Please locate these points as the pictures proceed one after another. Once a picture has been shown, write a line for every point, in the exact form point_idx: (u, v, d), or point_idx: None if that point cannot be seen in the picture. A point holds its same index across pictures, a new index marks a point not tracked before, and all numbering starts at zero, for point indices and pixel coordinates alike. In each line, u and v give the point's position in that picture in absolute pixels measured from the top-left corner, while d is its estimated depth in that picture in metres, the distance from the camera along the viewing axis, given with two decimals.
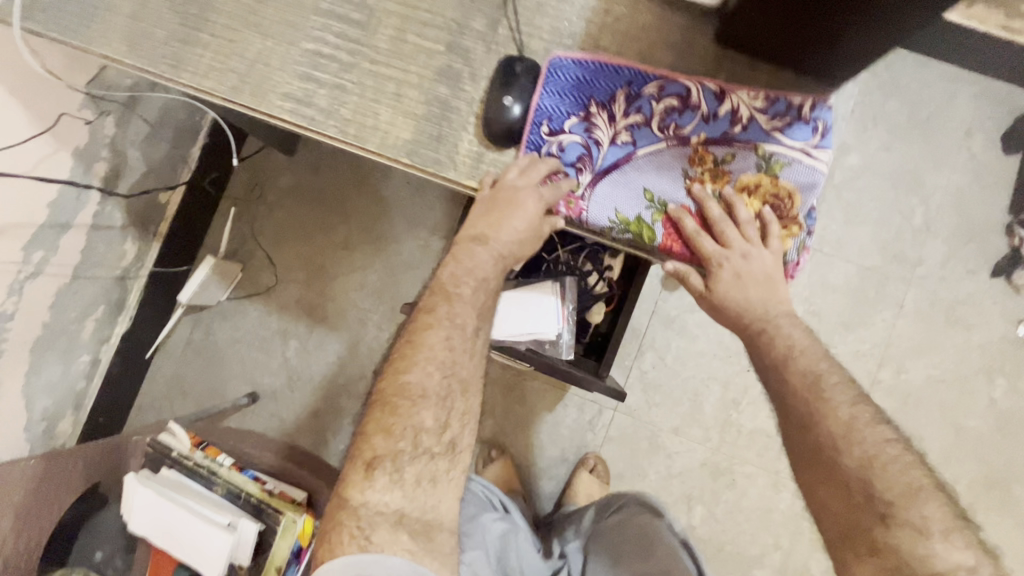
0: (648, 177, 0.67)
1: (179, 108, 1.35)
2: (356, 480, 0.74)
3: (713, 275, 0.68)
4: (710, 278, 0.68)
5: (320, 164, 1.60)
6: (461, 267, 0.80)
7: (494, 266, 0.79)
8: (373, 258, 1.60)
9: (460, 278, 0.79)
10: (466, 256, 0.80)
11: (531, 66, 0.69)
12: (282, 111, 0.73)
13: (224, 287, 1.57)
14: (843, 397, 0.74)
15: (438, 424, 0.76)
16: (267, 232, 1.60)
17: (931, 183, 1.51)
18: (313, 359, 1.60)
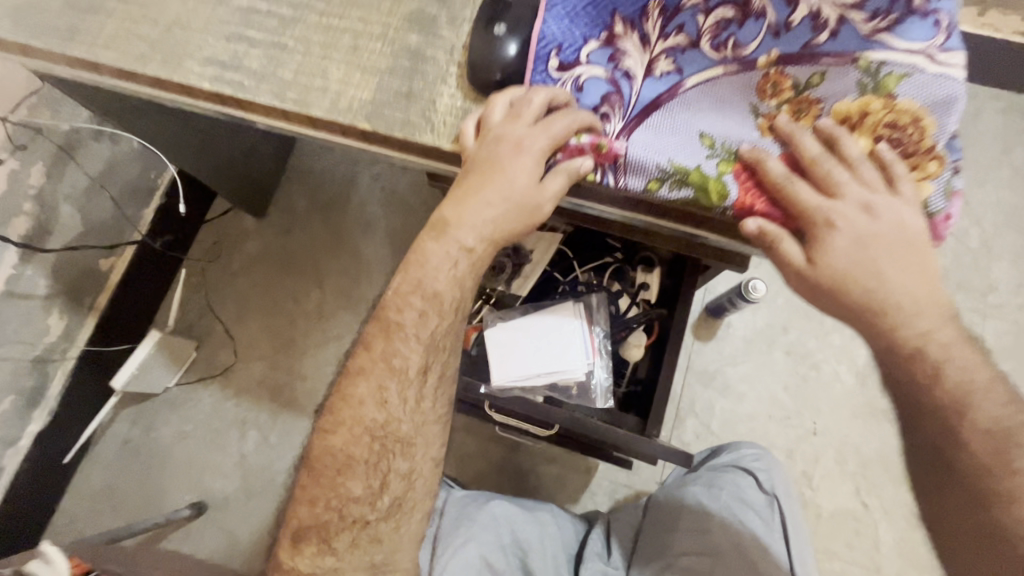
0: (704, 116, 0.48)
1: (131, 164, 1.20)
2: (286, 547, 0.64)
3: (821, 239, 0.44)
4: (813, 243, 0.44)
5: (294, 225, 1.43)
6: (409, 280, 0.55)
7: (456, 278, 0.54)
8: (352, 326, 1.37)
9: (408, 291, 0.56)
10: (415, 262, 0.55)
11: None
12: (201, 79, 0.55)
13: (173, 370, 1.32)
14: None
15: (372, 489, 0.62)
16: (228, 303, 1.38)
17: (978, 203, 1.35)
18: (278, 453, 1.30)
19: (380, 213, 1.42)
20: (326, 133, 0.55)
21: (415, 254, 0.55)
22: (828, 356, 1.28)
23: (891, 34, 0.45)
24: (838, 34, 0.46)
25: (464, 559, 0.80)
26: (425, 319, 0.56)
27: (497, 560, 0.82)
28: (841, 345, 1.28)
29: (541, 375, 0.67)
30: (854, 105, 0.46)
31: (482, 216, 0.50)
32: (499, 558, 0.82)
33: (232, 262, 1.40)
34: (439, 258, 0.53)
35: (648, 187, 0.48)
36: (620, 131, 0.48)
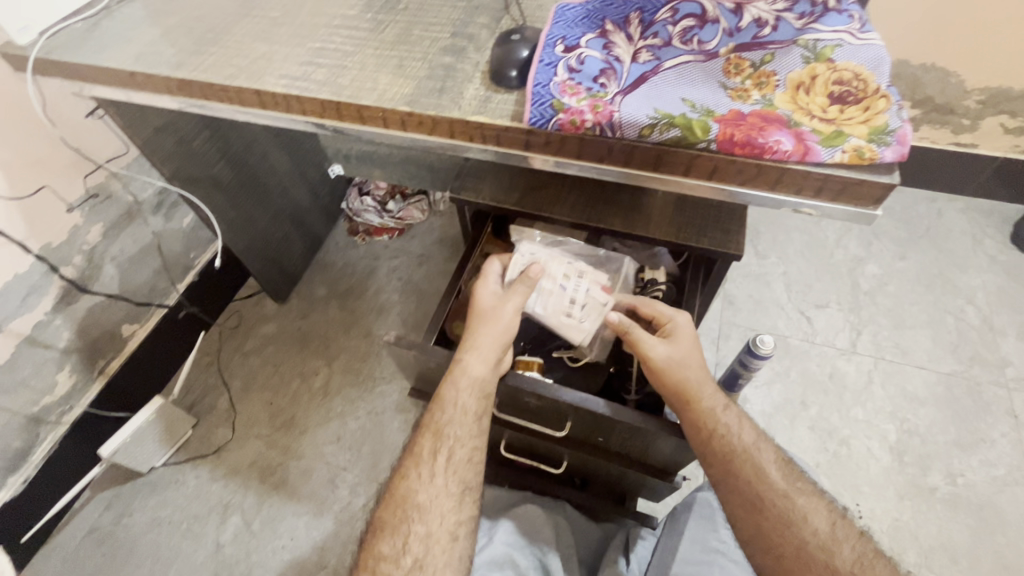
0: (683, 87, 0.58)
1: (178, 240, 1.31)
2: None
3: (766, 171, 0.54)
4: (767, 173, 0.54)
5: (311, 310, 1.46)
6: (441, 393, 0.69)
7: (484, 379, 0.69)
8: (356, 402, 1.31)
9: (448, 389, 0.69)
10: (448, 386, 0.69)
11: (536, 29, 0.66)
12: (275, 86, 0.68)
13: (165, 447, 1.24)
14: (774, 481, 0.64)
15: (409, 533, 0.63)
16: (235, 380, 1.36)
17: (966, 285, 1.41)
18: (257, 543, 1.15)
19: (396, 297, 1.47)
20: (370, 123, 0.67)
21: (432, 402, 0.70)
22: (856, 432, 1.22)
23: (818, 24, 0.57)
24: (778, 28, 0.58)
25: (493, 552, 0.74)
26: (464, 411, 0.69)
27: (520, 558, 0.73)
28: (865, 420, 1.23)
29: (567, 286, 0.77)
30: (804, 73, 0.56)
31: (491, 346, 0.70)
32: (523, 556, 0.74)
33: (246, 341, 1.42)
34: (454, 387, 0.69)
35: (642, 133, 0.55)
36: (617, 92, 0.57)
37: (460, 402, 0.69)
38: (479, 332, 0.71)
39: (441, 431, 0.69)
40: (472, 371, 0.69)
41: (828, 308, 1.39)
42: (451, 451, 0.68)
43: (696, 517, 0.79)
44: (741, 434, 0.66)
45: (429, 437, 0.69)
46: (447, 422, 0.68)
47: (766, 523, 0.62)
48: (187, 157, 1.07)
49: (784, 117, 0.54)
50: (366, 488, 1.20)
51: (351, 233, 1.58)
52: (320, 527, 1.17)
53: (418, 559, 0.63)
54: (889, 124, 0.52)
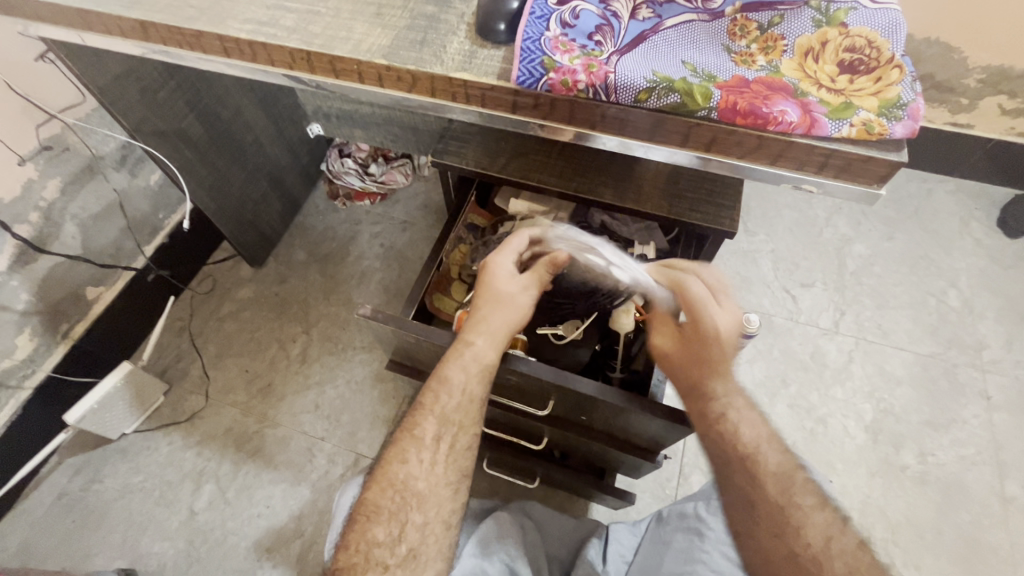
0: (683, 50, 0.53)
1: (145, 198, 1.24)
2: None
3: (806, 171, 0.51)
4: (769, 147, 0.51)
5: (289, 275, 1.41)
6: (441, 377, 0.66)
7: (489, 370, 0.66)
8: (334, 371, 1.28)
9: (447, 379, 0.65)
10: (451, 368, 0.66)
11: None
12: (239, 32, 0.62)
13: (137, 414, 1.21)
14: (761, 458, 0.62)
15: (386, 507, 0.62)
16: (209, 346, 1.32)
17: (950, 267, 1.42)
18: (232, 510, 1.14)
19: (377, 265, 1.42)
20: (344, 77, 0.61)
21: (434, 379, 0.66)
22: (833, 411, 1.23)
23: None
24: None
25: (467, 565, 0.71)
26: (461, 400, 0.65)
27: (491, 566, 0.71)
28: (844, 399, 1.24)
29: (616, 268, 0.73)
30: (813, 39, 0.52)
31: (499, 331, 0.67)
32: (493, 564, 0.72)
33: (220, 306, 1.36)
34: (462, 375, 0.65)
35: (639, 98, 0.51)
36: (613, 52, 0.53)
37: (467, 387, 0.65)
38: (493, 309, 0.67)
39: (445, 415, 0.65)
40: (479, 353, 0.66)
41: (813, 287, 1.39)
42: (453, 440, 0.65)
43: (684, 532, 0.75)
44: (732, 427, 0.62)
45: (430, 421, 0.65)
46: (453, 410, 0.65)
47: (759, 521, 0.58)
48: (151, 109, 1.00)
49: (790, 85, 0.51)
50: (344, 458, 1.19)
51: (332, 197, 1.51)
52: (296, 496, 1.15)
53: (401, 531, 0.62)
54: (901, 97, 0.49)
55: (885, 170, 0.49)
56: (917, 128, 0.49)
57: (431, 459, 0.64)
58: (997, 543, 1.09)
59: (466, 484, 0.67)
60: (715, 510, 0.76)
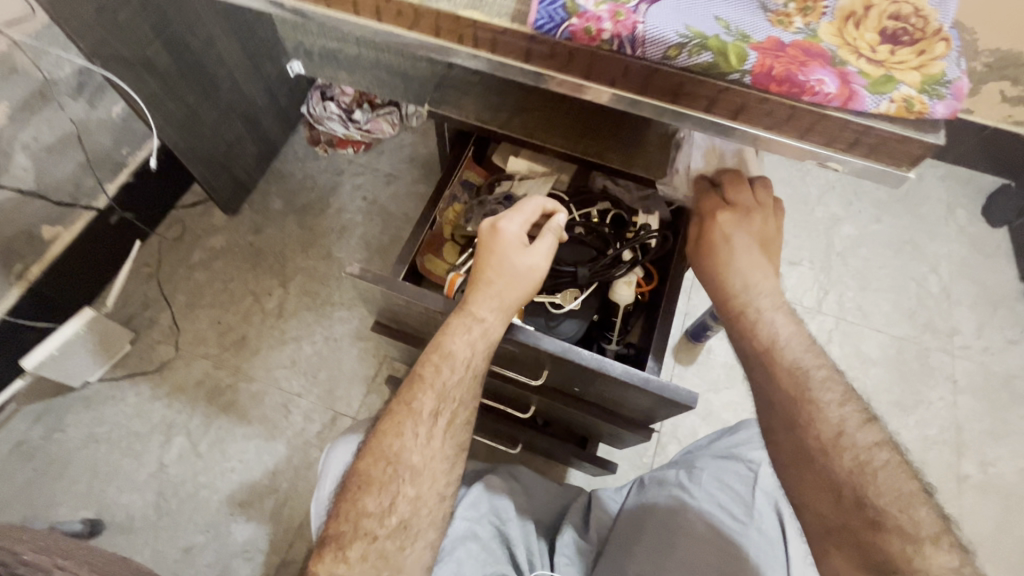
0: (717, 4, 0.48)
1: (106, 131, 1.15)
2: None
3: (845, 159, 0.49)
4: (800, 119, 0.48)
5: (266, 224, 1.34)
6: (439, 351, 0.63)
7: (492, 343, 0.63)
8: (312, 327, 1.24)
9: (444, 355, 0.63)
10: (451, 342, 0.62)
11: None
12: None
13: (101, 362, 1.15)
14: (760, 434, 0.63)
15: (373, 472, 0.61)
16: (179, 295, 1.25)
17: (932, 252, 1.44)
18: (204, 463, 1.11)
19: (360, 218, 1.36)
20: (336, 7, 0.54)
21: (434, 347, 0.64)
22: None
23: None
24: None
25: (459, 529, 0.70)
26: (457, 375, 0.63)
27: (482, 529, 0.70)
28: None
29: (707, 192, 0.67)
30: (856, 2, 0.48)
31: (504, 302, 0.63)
32: (484, 527, 0.71)
33: (192, 253, 1.29)
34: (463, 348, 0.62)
35: (667, 55, 0.47)
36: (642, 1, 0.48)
37: (468, 362, 0.62)
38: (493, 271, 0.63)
39: (443, 386, 0.63)
40: (482, 322, 0.62)
41: (799, 265, 1.40)
42: (450, 412, 0.64)
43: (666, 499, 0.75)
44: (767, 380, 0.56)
45: (431, 396, 0.63)
46: (452, 382, 0.63)
47: (817, 477, 0.53)
48: (111, 29, 0.89)
49: (828, 53, 0.47)
50: (320, 416, 1.16)
51: (312, 143, 1.42)
52: (272, 452, 1.13)
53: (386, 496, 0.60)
54: (945, 74, 0.46)
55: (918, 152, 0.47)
56: (958, 109, 0.46)
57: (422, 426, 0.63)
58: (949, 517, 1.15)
59: (455, 451, 0.65)
60: (696, 476, 0.76)
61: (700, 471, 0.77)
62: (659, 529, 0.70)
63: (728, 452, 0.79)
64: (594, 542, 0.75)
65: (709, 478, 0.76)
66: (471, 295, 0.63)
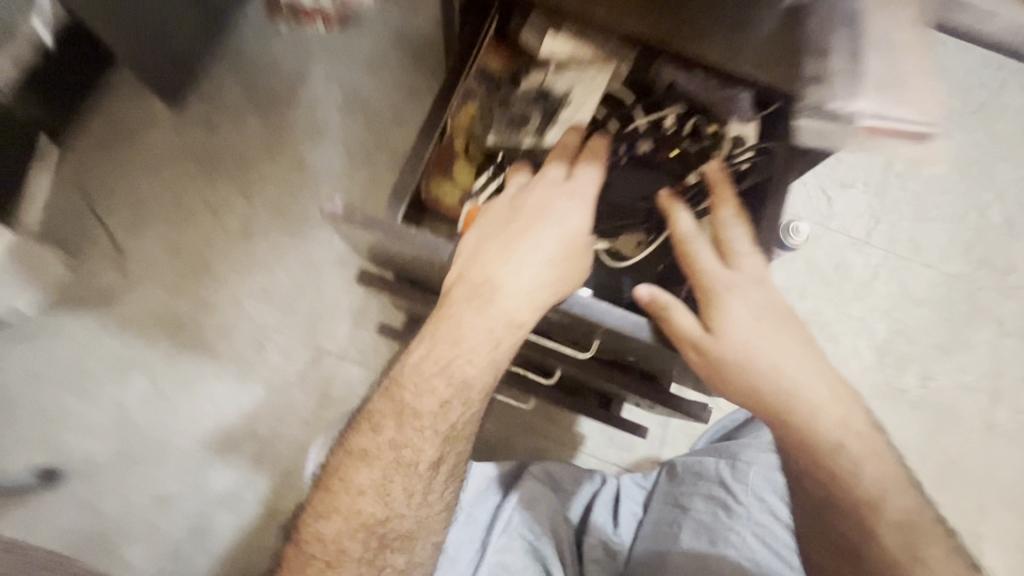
0: None
1: None
2: None
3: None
4: None
5: (220, 120, 1.08)
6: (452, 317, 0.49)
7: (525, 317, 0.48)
8: (283, 249, 1.04)
9: (464, 321, 0.49)
10: (471, 307, 0.48)
11: None
12: None
13: (29, 289, 0.95)
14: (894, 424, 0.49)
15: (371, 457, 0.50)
16: (121, 207, 1.04)
17: (1001, 177, 1.25)
18: (169, 406, 0.98)
19: (335, 116, 1.09)
20: None
21: (448, 327, 0.49)
22: (847, 329, 1.14)
23: None
24: None
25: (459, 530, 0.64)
26: (476, 356, 0.49)
27: (513, 558, 0.61)
28: (860, 317, 1.15)
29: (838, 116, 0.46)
30: None
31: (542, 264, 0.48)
32: (513, 555, 0.61)
33: (133, 156, 1.06)
34: (487, 341, 0.49)
35: None
36: None
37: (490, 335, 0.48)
38: (540, 239, 0.48)
39: (454, 379, 0.49)
40: (511, 298, 0.48)
41: (852, 188, 1.21)
42: (466, 404, 0.50)
43: (705, 498, 0.68)
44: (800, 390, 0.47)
45: (439, 378, 0.50)
46: (466, 376, 0.49)
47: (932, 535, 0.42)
48: None
49: None
50: (299, 354, 1.00)
51: (273, 12, 1.11)
52: (248, 392, 0.99)
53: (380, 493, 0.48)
54: None
55: None
56: None
57: (430, 422, 0.50)
58: (976, 467, 1.10)
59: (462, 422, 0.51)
60: (743, 475, 0.68)
61: (748, 469, 0.69)
62: (701, 543, 0.64)
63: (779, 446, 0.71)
64: (625, 538, 0.70)
65: (756, 479, 0.68)
66: (499, 253, 0.49)
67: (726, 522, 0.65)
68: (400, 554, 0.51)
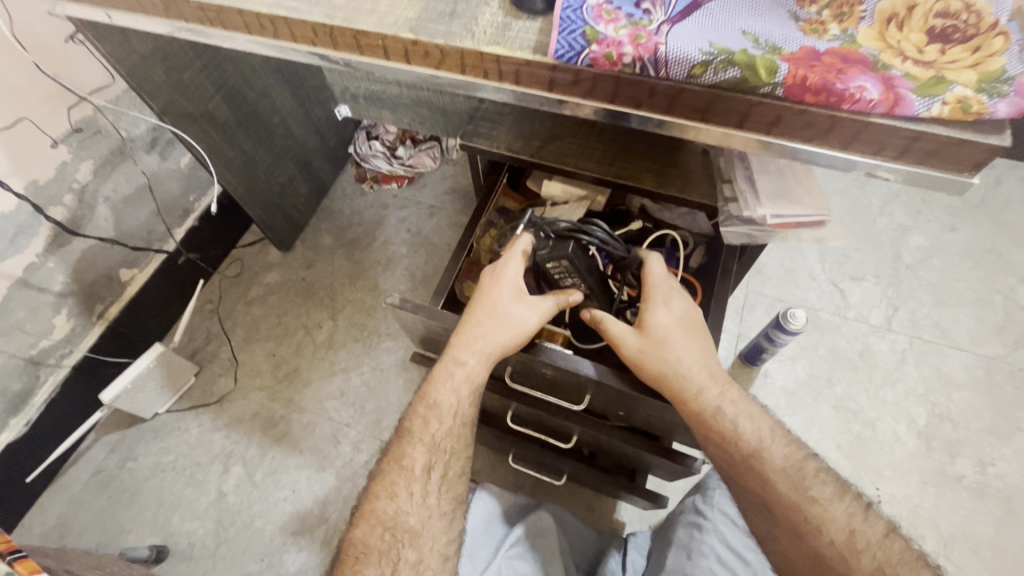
0: (744, 18, 0.47)
1: (175, 180, 1.25)
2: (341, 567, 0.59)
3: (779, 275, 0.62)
4: (842, 127, 0.45)
5: (317, 259, 1.40)
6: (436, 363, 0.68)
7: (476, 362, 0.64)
8: (359, 358, 1.27)
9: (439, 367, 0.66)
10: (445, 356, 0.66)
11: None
12: (259, 4, 0.58)
13: (167, 395, 1.22)
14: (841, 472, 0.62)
15: (416, 490, 0.62)
16: (238, 329, 1.33)
17: (1019, 261, 1.29)
18: (258, 492, 1.15)
19: (403, 252, 1.39)
20: (369, 52, 0.57)
21: (427, 377, 0.67)
22: (882, 414, 1.15)
23: None
24: None
25: (474, 541, 0.78)
26: (441, 380, 0.65)
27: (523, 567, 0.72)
28: (894, 402, 1.16)
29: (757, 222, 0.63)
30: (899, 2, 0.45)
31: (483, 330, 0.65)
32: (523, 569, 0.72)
33: (249, 290, 1.37)
34: (448, 382, 0.65)
35: (692, 73, 0.45)
36: (664, 20, 0.47)
37: (454, 378, 0.65)
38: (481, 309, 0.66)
39: (427, 398, 0.66)
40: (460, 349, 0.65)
41: (864, 280, 1.29)
42: (440, 420, 0.65)
43: (685, 526, 0.77)
44: (704, 395, 0.61)
45: (421, 401, 0.66)
46: (436, 397, 0.65)
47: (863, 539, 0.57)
48: (178, 89, 0.98)
49: (868, 58, 0.44)
50: (368, 445, 1.18)
51: (359, 181, 1.48)
52: (322, 481, 1.15)
53: (421, 521, 0.62)
54: (1006, 69, 0.42)
55: (964, 160, 0.44)
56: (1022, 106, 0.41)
57: (411, 425, 0.65)
58: None
59: (459, 442, 0.66)
60: (710, 497, 0.79)
61: (714, 493, 0.79)
62: (680, 560, 0.72)
63: None
64: None
65: (722, 499, 0.78)
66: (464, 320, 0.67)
67: (701, 539, 0.74)
68: (410, 553, 0.60)
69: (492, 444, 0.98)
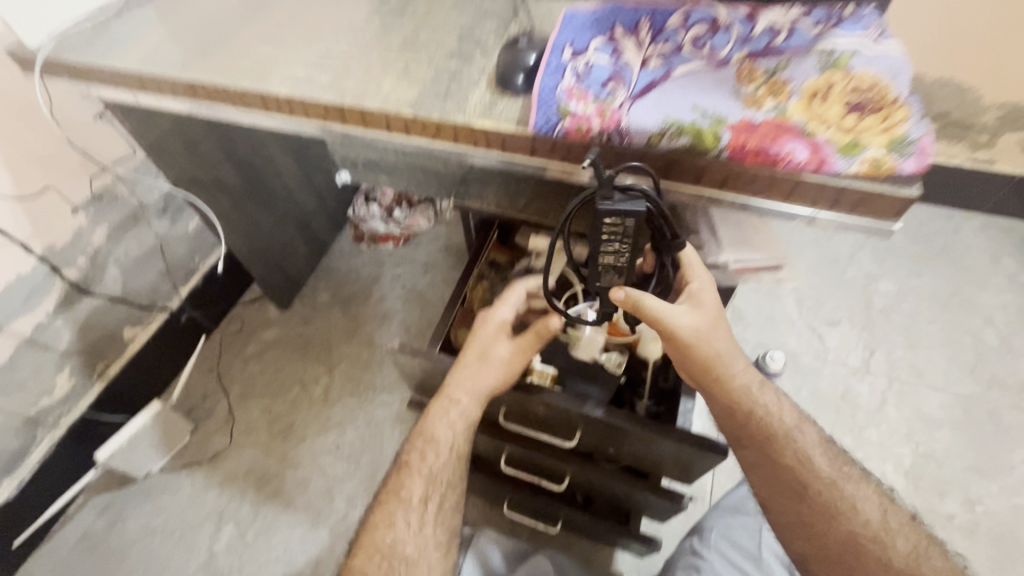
0: (693, 95, 0.56)
1: (182, 243, 1.29)
2: None
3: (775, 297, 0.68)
4: (781, 184, 0.52)
5: (315, 315, 1.45)
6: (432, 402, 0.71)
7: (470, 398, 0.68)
8: (354, 412, 1.29)
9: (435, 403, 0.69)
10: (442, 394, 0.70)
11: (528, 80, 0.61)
12: (277, 89, 0.67)
13: (161, 453, 1.22)
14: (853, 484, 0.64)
15: (413, 530, 0.64)
16: (234, 386, 1.35)
17: (983, 304, 1.37)
18: (250, 552, 1.13)
19: (398, 307, 1.45)
20: (374, 126, 0.65)
21: (423, 415, 0.70)
22: (868, 455, 1.18)
23: (831, 35, 0.59)
24: (792, 36, 0.60)
25: None
26: (437, 417, 0.68)
27: None
28: (879, 442, 1.19)
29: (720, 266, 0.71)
30: (819, 82, 0.55)
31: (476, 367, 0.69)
32: None
33: (247, 347, 1.40)
34: (443, 418, 0.68)
35: (652, 140, 0.54)
36: (626, 98, 0.56)
37: (450, 412, 0.68)
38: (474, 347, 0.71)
39: (423, 435, 0.69)
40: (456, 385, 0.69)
41: (840, 325, 1.36)
42: (436, 455, 0.67)
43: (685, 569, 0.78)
44: (739, 376, 0.65)
45: (418, 438, 0.69)
46: (433, 433, 0.68)
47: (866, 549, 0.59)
48: (193, 160, 1.07)
49: (798, 126, 0.52)
50: (363, 500, 1.17)
51: (357, 240, 1.56)
52: (316, 538, 1.14)
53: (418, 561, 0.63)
54: (909, 135, 0.50)
55: (888, 209, 0.51)
56: (925, 164, 0.49)
57: (407, 466, 0.68)
58: None
59: (455, 482, 0.68)
60: (707, 537, 0.80)
61: (710, 532, 0.81)
62: None
63: (736, 504, 0.84)
64: None
65: (718, 538, 0.79)
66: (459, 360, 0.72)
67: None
68: None
69: (487, 492, 0.99)
